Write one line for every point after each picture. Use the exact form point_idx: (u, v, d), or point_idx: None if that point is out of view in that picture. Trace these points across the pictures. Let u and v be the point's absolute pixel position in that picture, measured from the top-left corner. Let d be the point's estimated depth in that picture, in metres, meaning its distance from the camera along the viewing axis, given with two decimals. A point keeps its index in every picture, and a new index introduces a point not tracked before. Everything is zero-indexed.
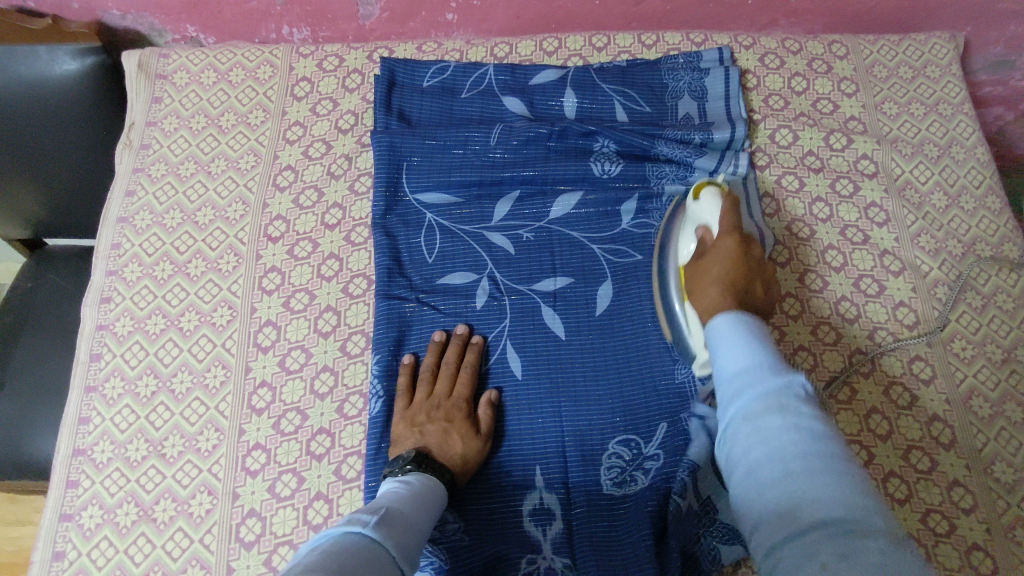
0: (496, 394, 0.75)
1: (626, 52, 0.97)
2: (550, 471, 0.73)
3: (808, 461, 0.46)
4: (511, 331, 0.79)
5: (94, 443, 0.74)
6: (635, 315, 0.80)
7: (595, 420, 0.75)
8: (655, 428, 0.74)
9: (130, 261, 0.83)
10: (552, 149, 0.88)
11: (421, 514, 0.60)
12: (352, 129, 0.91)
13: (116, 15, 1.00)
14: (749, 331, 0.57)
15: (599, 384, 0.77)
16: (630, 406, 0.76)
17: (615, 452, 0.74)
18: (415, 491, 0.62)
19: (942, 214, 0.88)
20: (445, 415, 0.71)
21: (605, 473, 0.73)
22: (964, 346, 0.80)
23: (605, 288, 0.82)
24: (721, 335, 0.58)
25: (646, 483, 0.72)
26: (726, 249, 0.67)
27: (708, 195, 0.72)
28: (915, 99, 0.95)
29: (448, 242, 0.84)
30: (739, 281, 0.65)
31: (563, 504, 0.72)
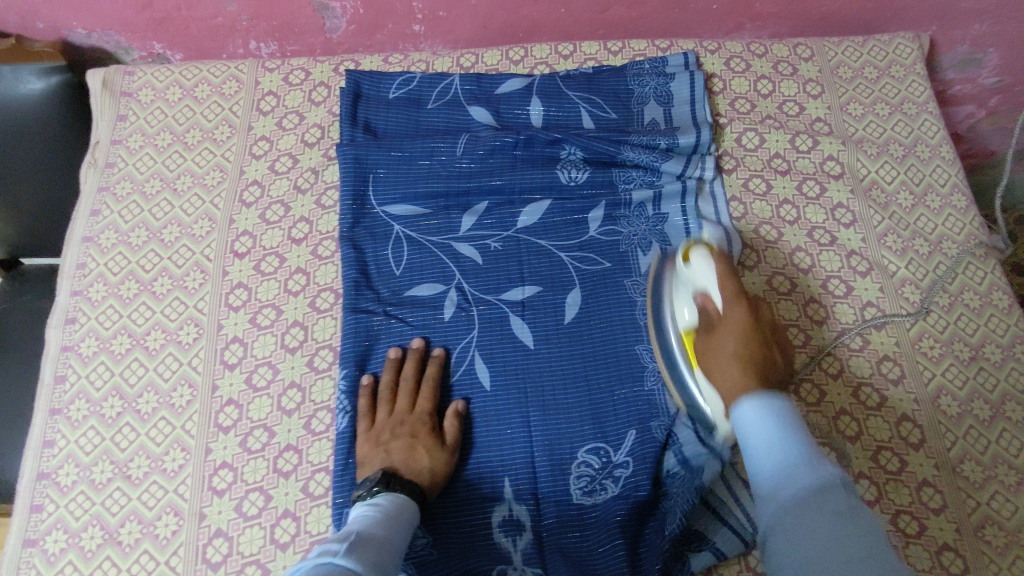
0: (462, 404, 0.75)
1: (593, 59, 0.98)
2: (519, 483, 0.73)
3: (856, 569, 0.44)
4: (478, 342, 0.79)
5: (59, 466, 0.73)
6: (602, 323, 0.80)
7: (564, 429, 0.75)
8: (624, 435, 0.74)
9: (95, 281, 0.83)
10: (518, 158, 0.88)
11: (395, 537, 0.60)
12: (318, 142, 0.90)
13: (82, 34, 1.00)
14: (780, 421, 0.55)
15: (568, 392, 0.77)
16: (599, 414, 0.75)
17: (584, 461, 0.73)
18: (389, 512, 0.63)
19: (909, 213, 0.88)
20: (408, 431, 0.71)
21: (575, 482, 0.72)
22: (932, 345, 0.80)
23: (573, 295, 0.82)
24: (749, 432, 0.55)
25: (617, 492, 0.71)
26: (735, 322, 0.64)
27: (698, 259, 0.68)
28: (881, 100, 0.96)
29: (416, 254, 0.83)
30: (756, 356, 0.62)
31: (533, 515, 0.71)
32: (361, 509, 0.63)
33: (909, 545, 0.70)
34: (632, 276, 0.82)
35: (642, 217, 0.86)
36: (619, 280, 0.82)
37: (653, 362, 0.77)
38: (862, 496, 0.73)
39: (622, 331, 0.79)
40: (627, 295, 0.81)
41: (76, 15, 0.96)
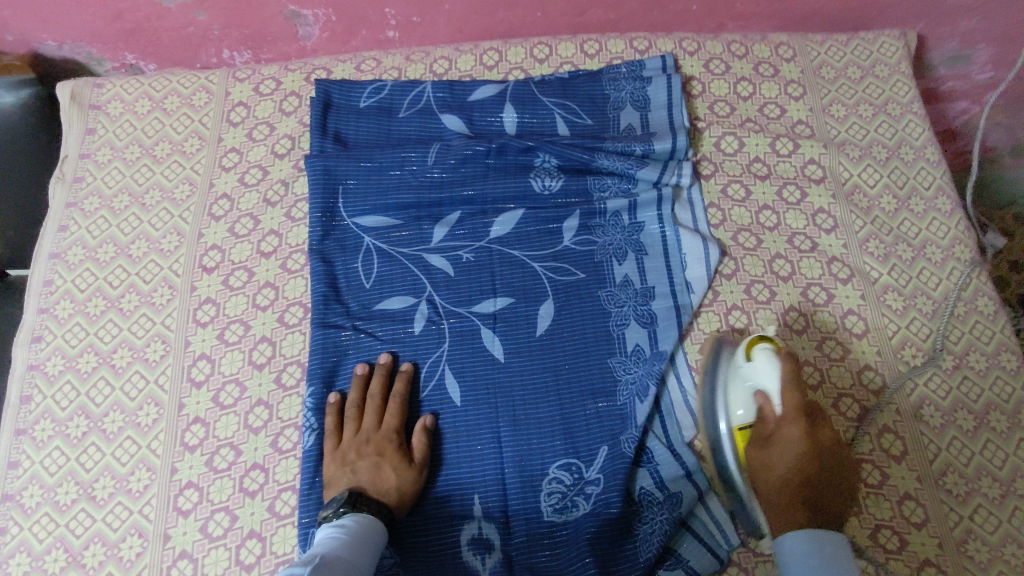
0: (431, 419, 0.74)
1: (569, 63, 0.96)
2: (489, 500, 0.71)
3: None
4: (449, 356, 0.77)
5: (23, 488, 0.73)
6: (575, 335, 0.78)
7: (535, 445, 0.73)
8: (596, 451, 0.72)
9: (61, 298, 0.82)
10: (491, 166, 0.86)
11: (364, 561, 0.60)
12: (288, 153, 0.89)
13: (52, 46, 0.99)
14: (825, 556, 0.59)
15: (540, 407, 0.75)
16: (571, 428, 0.74)
17: (556, 477, 0.72)
18: (360, 533, 0.62)
19: (892, 218, 0.86)
20: (374, 450, 0.70)
21: (545, 499, 0.71)
22: (915, 355, 0.78)
23: (546, 307, 0.80)
24: (792, 559, 0.60)
25: (589, 509, 0.70)
26: (794, 441, 0.65)
27: (762, 363, 0.68)
28: (864, 100, 0.93)
29: (386, 266, 0.82)
30: (810, 481, 0.64)
31: (502, 533, 0.70)
32: (329, 528, 0.63)
33: (889, 561, 0.68)
34: (607, 286, 0.81)
35: (617, 226, 0.84)
36: (593, 291, 0.80)
37: (627, 375, 0.76)
38: None
39: (596, 343, 0.78)
40: (601, 306, 0.79)
41: (46, 28, 0.96)
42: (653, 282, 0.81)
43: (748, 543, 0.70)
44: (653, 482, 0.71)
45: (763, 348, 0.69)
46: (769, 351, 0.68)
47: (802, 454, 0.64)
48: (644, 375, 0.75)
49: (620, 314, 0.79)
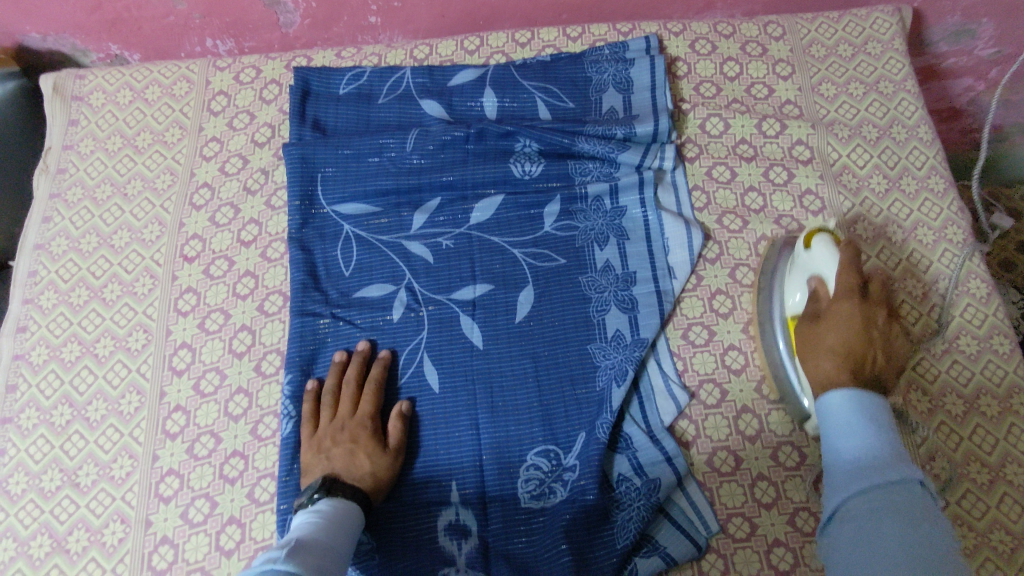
0: (406, 403, 0.73)
1: (551, 46, 0.95)
2: (466, 486, 0.71)
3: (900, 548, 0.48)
4: (427, 342, 0.77)
5: (9, 475, 0.74)
6: (555, 322, 0.77)
7: (513, 431, 0.72)
8: (575, 438, 0.71)
9: (46, 288, 0.83)
10: (470, 151, 0.85)
11: (342, 545, 0.59)
12: (269, 142, 0.89)
13: (36, 38, 0.99)
14: (869, 414, 0.57)
15: (519, 393, 0.74)
16: (550, 414, 0.73)
17: (533, 464, 0.71)
18: (337, 518, 0.61)
19: (882, 199, 0.83)
20: (349, 436, 0.70)
21: (523, 486, 0.70)
22: (903, 338, 0.76)
23: (526, 294, 0.78)
24: (830, 418, 0.59)
25: (566, 496, 0.69)
26: (843, 314, 0.65)
27: (819, 247, 0.69)
28: (855, 78, 0.90)
29: (365, 254, 0.81)
30: (859, 354, 0.63)
31: (479, 520, 0.69)
32: (306, 515, 0.62)
33: None
34: (588, 272, 0.79)
35: (599, 210, 0.82)
36: (574, 277, 0.79)
37: (606, 360, 0.74)
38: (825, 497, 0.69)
39: (575, 330, 0.76)
40: (581, 292, 0.78)
41: (27, 19, 0.96)
42: (634, 267, 0.79)
43: (729, 531, 0.68)
44: (631, 467, 0.70)
45: (822, 236, 0.70)
46: (826, 240, 0.69)
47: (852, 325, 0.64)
48: (624, 360, 0.74)
49: (600, 299, 0.77)
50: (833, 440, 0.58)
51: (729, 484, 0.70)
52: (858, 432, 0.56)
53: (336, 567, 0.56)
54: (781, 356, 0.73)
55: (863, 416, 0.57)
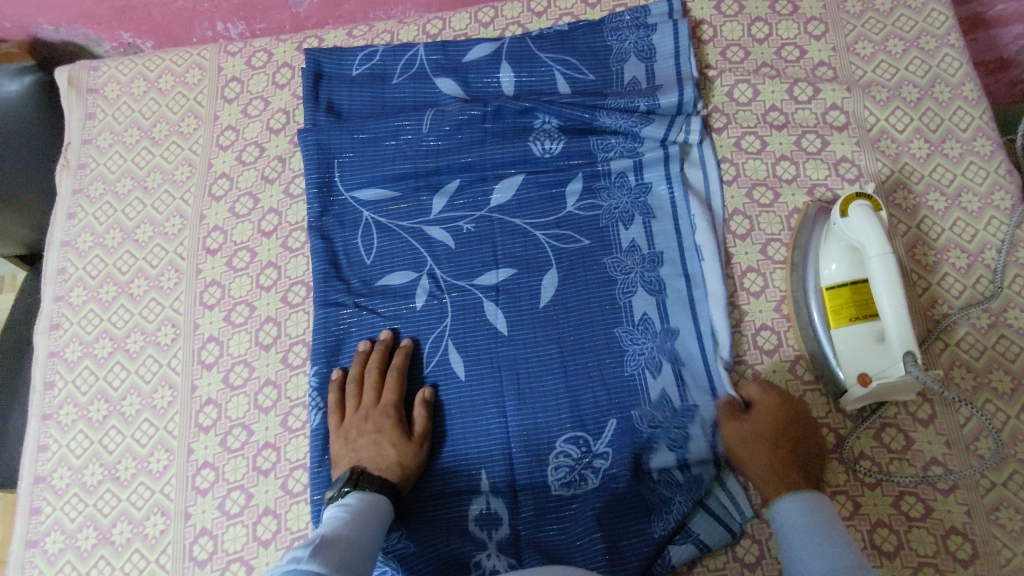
0: (430, 393, 0.73)
1: (569, 14, 0.90)
2: (496, 474, 0.71)
3: None
4: (451, 331, 0.76)
5: (53, 470, 0.76)
6: (581, 304, 0.75)
7: (540, 418, 0.72)
8: (605, 424, 0.71)
9: (75, 285, 0.84)
10: (488, 130, 0.82)
11: (369, 537, 0.60)
12: (284, 128, 0.87)
13: (50, 30, 0.99)
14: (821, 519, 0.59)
15: (545, 381, 0.73)
16: (577, 401, 0.72)
17: (563, 451, 0.70)
18: (362, 513, 0.62)
19: (923, 164, 0.79)
20: (373, 427, 0.70)
21: (552, 472, 0.70)
22: (946, 313, 0.73)
23: (550, 277, 0.77)
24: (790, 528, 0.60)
25: (598, 483, 0.69)
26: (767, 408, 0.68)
27: (856, 215, 0.66)
28: (894, 35, 0.85)
29: (386, 241, 0.80)
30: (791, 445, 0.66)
31: (510, 506, 0.70)
32: (333, 513, 0.62)
33: (912, 529, 0.66)
34: (613, 254, 0.77)
35: (624, 187, 0.80)
36: (599, 258, 0.77)
37: (635, 346, 0.73)
38: (863, 478, 0.68)
39: (602, 314, 0.74)
40: (606, 274, 0.76)
41: (39, 11, 0.95)
42: (662, 246, 0.77)
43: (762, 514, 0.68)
44: (677, 460, 0.68)
45: (860, 204, 0.67)
46: (866, 207, 0.66)
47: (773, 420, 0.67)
48: (654, 348, 0.73)
49: (627, 282, 0.75)
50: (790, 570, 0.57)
51: None
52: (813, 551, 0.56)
53: (362, 560, 0.56)
54: (816, 327, 0.71)
55: (814, 525, 0.58)
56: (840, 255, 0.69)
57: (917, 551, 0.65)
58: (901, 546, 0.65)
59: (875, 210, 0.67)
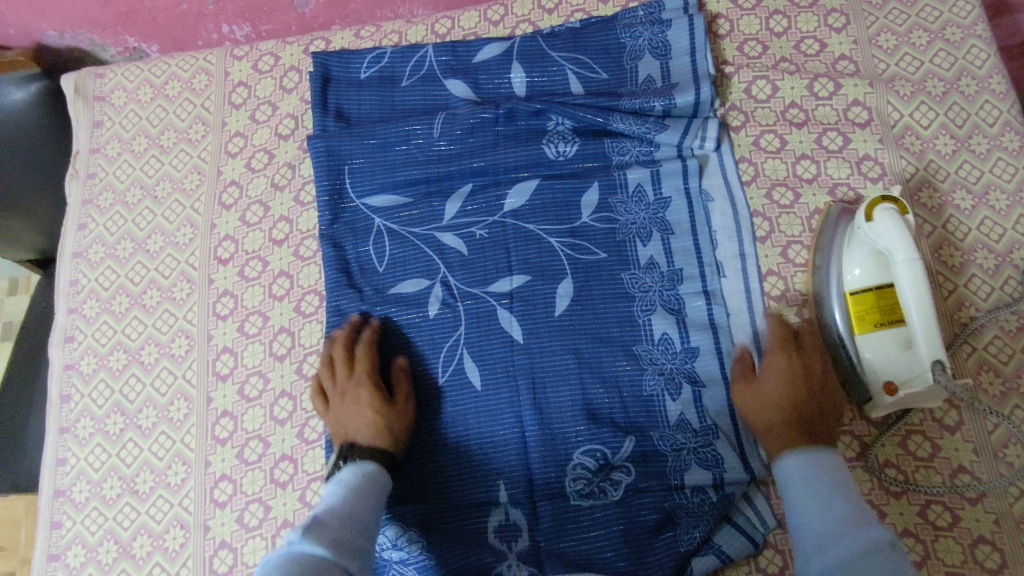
0: (404, 361, 0.74)
1: (581, 10, 0.88)
2: (514, 487, 0.70)
3: None
4: (466, 342, 0.75)
5: (72, 483, 0.77)
6: (598, 315, 0.74)
7: (558, 428, 0.71)
8: (623, 440, 0.69)
9: (88, 297, 0.84)
10: (501, 134, 0.81)
11: (367, 508, 0.61)
12: (293, 134, 0.86)
13: (54, 36, 0.98)
14: (824, 476, 0.59)
15: (560, 392, 0.72)
16: (593, 412, 0.71)
17: (581, 463, 0.69)
18: (360, 489, 0.63)
19: (948, 161, 0.77)
20: (353, 399, 0.71)
21: (571, 483, 0.69)
22: (973, 316, 0.71)
23: (565, 286, 0.75)
24: (793, 481, 0.60)
25: (618, 496, 0.69)
26: (778, 364, 0.67)
27: (883, 220, 0.65)
28: (918, 26, 0.82)
29: (398, 249, 0.79)
30: (799, 401, 0.65)
31: (529, 516, 0.70)
32: (332, 486, 0.63)
33: (939, 538, 0.65)
34: (630, 269, 0.75)
35: (641, 202, 0.78)
36: (615, 273, 0.75)
37: (653, 365, 0.72)
38: (887, 486, 0.67)
39: (619, 332, 0.73)
40: (623, 289, 0.75)
41: (43, 17, 0.94)
42: (681, 263, 0.75)
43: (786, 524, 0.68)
44: (711, 480, 0.68)
45: (885, 208, 0.65)
46: (893, 212, 0.65)
47: (787, 377, 0.66)
48: (673, 368, 0.72)
49: (645, 300, 0.74)
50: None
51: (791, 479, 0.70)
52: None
53: (360, 538, 0.58)
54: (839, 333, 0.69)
55: (815, 478, 0.59)
56: (864, 260, 0.67)
57: (943, 560, 0.64)
58: (928, 555, 0.64)
59: (901, 213, 0.65)
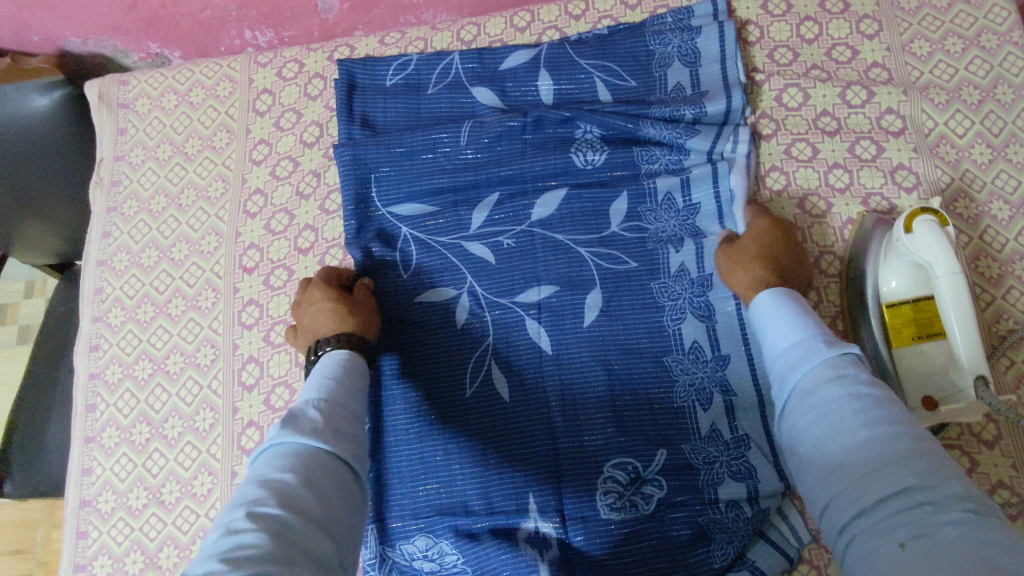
0: (367, 279, 0.77)
1: (608, 16, 0.87)
2: (545, 499, 0.69)
3: (872, 429, 0.48)
4: (494, 351, 0.74)
5: (98, 493, 0.76)
6: (629, 328, 0.73)
7: (588, 440, 0.70)
8: (655, 451, 0.69)
9: (113, 305, 0.84)
10: (528, 142, 0.79)
11: (353, 396, 0.60)
12: (318, 141, 0.86)
13: (77, 42, 0.97)
14: (791, 306, 0.61)
15: (590, 404, 0.71)
16: (624, 423, 0.70)
17: (612, 476, 0.68)
18: (342, 379, 0.61)
19: (985, 171, 0.75)
20: (314, 303, 0.73)
21: (602, 499, 0.68)
22: (1012, 329, 0.70)
23: (595, 296, 0.74)
24: (765, 314, 0.62)
25: (651, 510, 0.67)
26: (757, 226, 0.72)
27: (922, 234, 0.63)
28: (952, 33, 0.81)
29: (425, 256, 0.78)
30: (776, 253, 0.70)
31: (560, 531, 0.68)
32: (311, 378, 0.61)
33: None
34: (661, 277, 0.74)
35: (671, 210, 0.77)
36: (645, 283, 0.74)
37: (684, 375, 0.71)
38: None
39: (648, 344, 0.73)
40: (653, 298, 0.74)
41: (67, 24, 0.93)
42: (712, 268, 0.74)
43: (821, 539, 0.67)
44: (746, 493, 0.67)
45: (925, 220, 0.64)
46: (932, 224, 0.63)
47: (762, 237, 0.71)
48: (704, 377, 0.71)
49: (675, 307, 0.73)
50: (789, 430, 0.54)
51: None
52: (835, 412, 0.50)
53: (350, 425, 0.56)
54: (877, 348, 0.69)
55: (784, 308, 0.60)
56: (901, 275, 0.66)
57: None
58: None
59: (941, 225, 0.64)
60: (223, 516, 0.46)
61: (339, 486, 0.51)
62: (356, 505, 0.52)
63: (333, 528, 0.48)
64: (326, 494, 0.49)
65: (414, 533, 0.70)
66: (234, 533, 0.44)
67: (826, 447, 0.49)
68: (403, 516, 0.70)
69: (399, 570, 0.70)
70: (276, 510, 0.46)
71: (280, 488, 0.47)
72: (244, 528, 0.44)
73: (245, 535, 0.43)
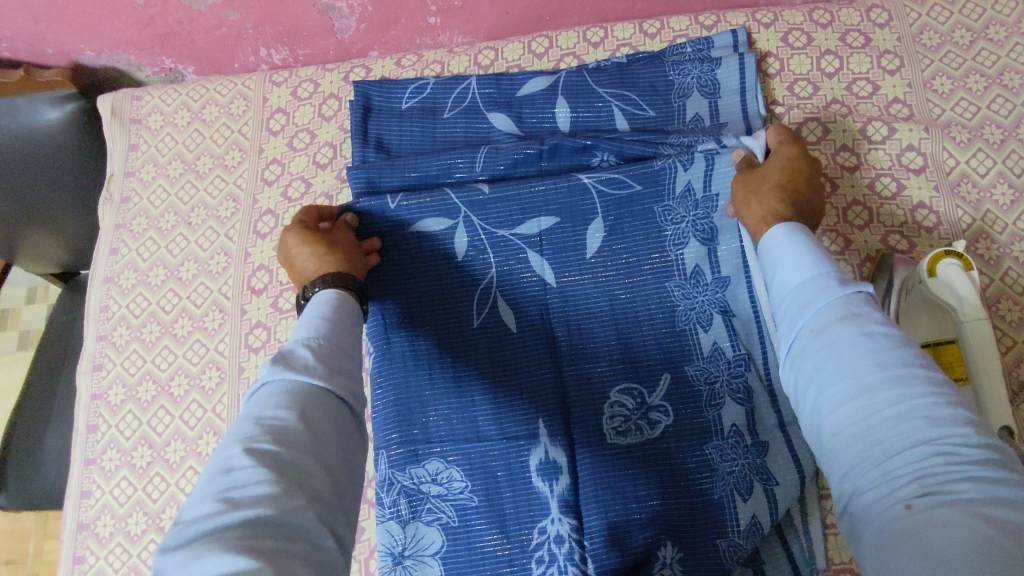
0: (350, 216, 0.75)
1: (627, 45, 0.87)
2: (553, 422, 0.69)
3: (886, 373, 0.45)
4: (498, 281, 0.74)
5: (96, 517, 0.75)
6: (632, 257, 0.72)
7: (593, 371, 0.70)
8: (659, 378, 0.69)
9: (118, 324, 0.83)
10: (544, 169, 0.77)
11: (346, 334, 0.56)
12: (330, 163, 0.85)
13: (91, 56, 0.96)
14: (805, 244, 0.56)
15: (599, 360, 0.71)
16: (631, 354, 0.70)
17: (617, 401, 0.69)
18: (334, 319, 0.57)
19: (1006, 212, 0.74)
20: (308, 241, 0.70)
21: (607, 421, 0.69)
22: None
23: (596, 226, 0.73)
24: (775, 251, 0.57)
25: (654, 434, 0.68)
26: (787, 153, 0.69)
27: (946, 280, 0.63)
28: (974, 71, 0.80)
29: (421, 194, 0.75)
30: (798, 181, 0.66)
31: (570, 455, 0.68)
32: (302, 319, 0.57)
33: None
34: (664, 201, 0.72)
35: (686, 205, 0.72)
36: (649, 207, 0.72)
37: (686, 299, 0.70)
38: None
39: (651, 268, 0.72)
40: (656, 225, 0.72)
41: (82, 38, 0.92)
42: (717, 189, 0.72)
43: None
44: (746, 417, 0.67)
45: (950, 264, 0.63)
46: (957, 268, 0.62)
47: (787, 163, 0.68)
48: (705, 300, 0.70)
49: (677, 233, 0.72)
50: (796, 369, 0.50)
51: (835, 535, 0.68)
52: (850, 353, 0.46)
53: (345, 362, 0.53)
54: None
55: (798, 246, 0.56)
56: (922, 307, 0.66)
57: None
58: None
59: (965, 268, 0.63)
60: (218, 454, 0.43)
61: (338, 425, 0.48)
62: (351, 442, 0.49)
63: (333, 465, 0.46)
64: (321, 430, 0.47)
65: (426, 457, 0.70)
66: (229, 472, 0.41)
67: (835, 391, 0.46)
68: (417, 439, 0.70)
69: (406, 493, 0.69)
70: (272, 446, 0.43)
71: (273, 425, 0.45)
72: (241, 466, 0.41)
73: (241, 473, 0.41)
